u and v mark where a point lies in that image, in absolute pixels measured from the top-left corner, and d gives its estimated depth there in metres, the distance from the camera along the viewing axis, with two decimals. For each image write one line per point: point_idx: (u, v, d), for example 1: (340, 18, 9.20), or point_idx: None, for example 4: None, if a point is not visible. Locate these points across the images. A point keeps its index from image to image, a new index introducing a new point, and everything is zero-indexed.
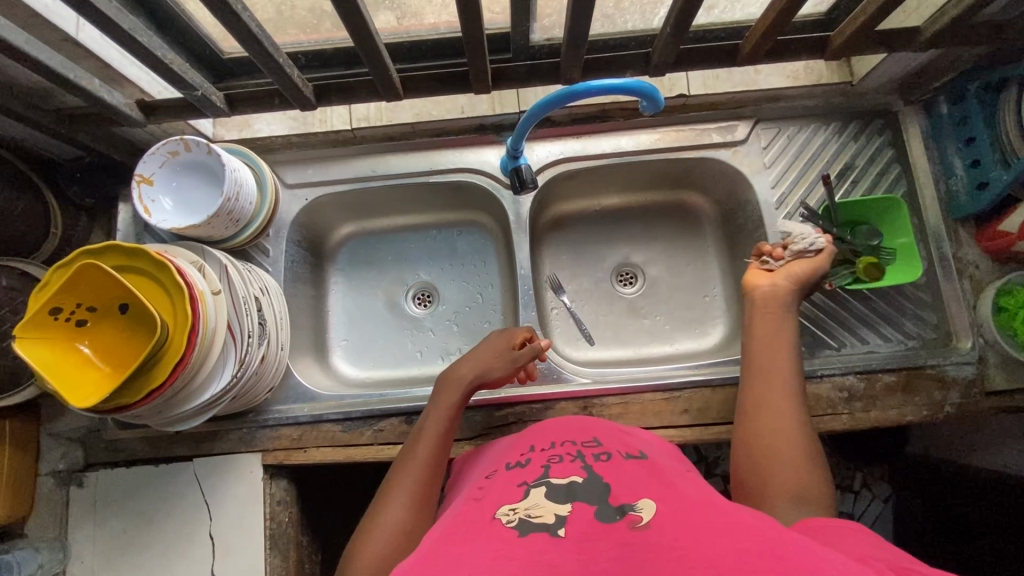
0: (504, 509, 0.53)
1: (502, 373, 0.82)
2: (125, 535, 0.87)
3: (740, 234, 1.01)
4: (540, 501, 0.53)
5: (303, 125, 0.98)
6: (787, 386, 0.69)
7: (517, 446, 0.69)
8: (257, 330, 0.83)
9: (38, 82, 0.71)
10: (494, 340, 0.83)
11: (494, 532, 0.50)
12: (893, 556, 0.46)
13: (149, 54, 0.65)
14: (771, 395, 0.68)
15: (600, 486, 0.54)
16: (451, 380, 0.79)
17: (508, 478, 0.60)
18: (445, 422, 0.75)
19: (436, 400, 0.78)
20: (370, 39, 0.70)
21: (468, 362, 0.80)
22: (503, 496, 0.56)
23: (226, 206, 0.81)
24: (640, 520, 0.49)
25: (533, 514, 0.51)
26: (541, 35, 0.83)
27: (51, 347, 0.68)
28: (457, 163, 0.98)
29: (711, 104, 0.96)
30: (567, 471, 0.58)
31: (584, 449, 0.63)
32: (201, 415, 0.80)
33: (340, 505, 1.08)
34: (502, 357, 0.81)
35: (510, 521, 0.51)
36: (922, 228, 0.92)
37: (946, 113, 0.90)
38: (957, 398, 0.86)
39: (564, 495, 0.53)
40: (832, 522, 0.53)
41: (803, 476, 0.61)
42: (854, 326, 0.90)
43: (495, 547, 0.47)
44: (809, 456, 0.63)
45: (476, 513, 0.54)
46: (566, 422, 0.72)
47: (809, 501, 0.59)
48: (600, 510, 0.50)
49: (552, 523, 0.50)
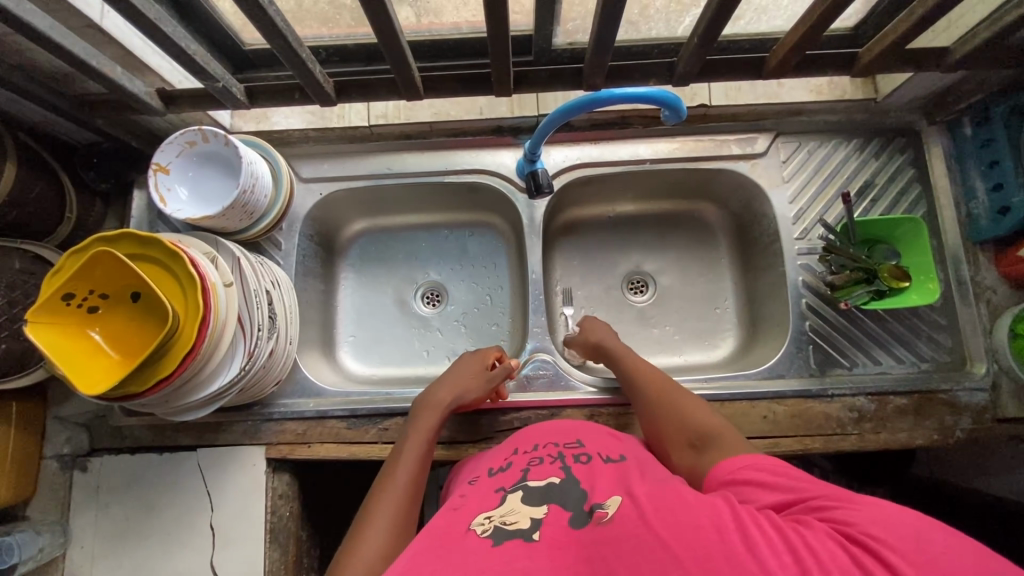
0: (480, 518, 0.54)
1: (479, 396, 0.83)
2: (126, 521, 0.87)
3: (754, 247, 1.00)
4: (516, 506, 0.54)
5: (320, 120, 0.97)
6: (643, 368, 0.81)
7: (502, 450, 0.69)
8: (267, 323, 0.83)
9: (59, 67, 0.71)
10: (466, 363, 0.86)
11: (471, 539, 0.51)
12: (809, 493, 0.51)
13: (173, 44, 0.65)
14: (638, 376, 0.80)
15: (575, 492, 0.56)
16: (430, 404, 0.80)
17: (487, 485, 0.61)
18: (425, 443, 0.75)
19: (415, 422, 0.78)
20: (394, 36, 0.69)
21: (445, 388, 0.82)
22: (482, 502, 0.57)
23: (243, 197, 0.81)
24: (605, 516, 0.51)
25: (509, 520, 0.52)
26: (564, 39, 0.83)
27: (61, 332, 0.68)
28: (474, 164, 0.98)
29: (732, 115, 0.95)
30: (545, 473, 0.60)
31: (565, 450, 0.64)
32: (207, 406, 0.80)
33: (341, 501, 1.08)
34: (479, 379, 0.84)
35: (485, 530, 0.51)
36: (941, 250, 0.91)
37: (970, 134, 0.89)
38: (968, 424, 0.85)
39: (539, 499, 0.55)
40: (745, 459, 0.58)
41: (694, 420, 0.71)
42: (868, 346, 0.89)
43: (473, 552, 0.48)
44: (692, 404, 0.73)
45: (455, 519, 0.55)
46: (554, 424, 0.72)
47: (710, 437, 0.67)
48: (574, 515, 0.52)
49: (527, 528, 0.51)
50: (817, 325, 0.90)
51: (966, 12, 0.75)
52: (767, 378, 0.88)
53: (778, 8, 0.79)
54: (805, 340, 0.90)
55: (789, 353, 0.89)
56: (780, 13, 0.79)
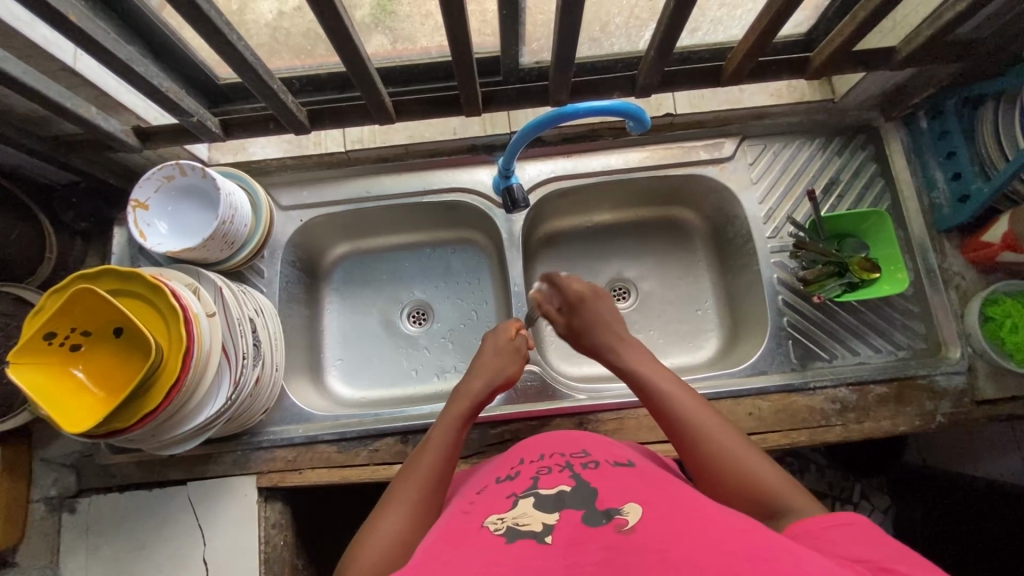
0: (492, 519, 0.54)
1: (513, 371, 0.85)
2: (117, 562, 0.86)
3: (730, 248, 1.03)
4: (528, 510, 0.54)
5: (298, 148, 0.99)
6: (691, 409, 0.69)
7: (507, 460, 0.69)
8: (252, 351, 0.83)
9: (34, 110, 0.72)
10: (490, 342, 0.87)
11: (482, 540, 0.51)
12: (883, 556, 0.48)
13: (147, 84, 0.66)
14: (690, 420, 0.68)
15: (588, 492, 0.55)
16: (463, 393, 0.80)
17: (497, 491, 0.60)
18: (455, 431, 0.75)
19: (447, 412, 0.78)
20: (363, 65, 0.72)
21: (474, 371, 0.84)
22: (492, 506, 0.57)
23: (221, 229, 0.82)
24: (626, 524, 0.49)
25: (521, 522, 0.52)
26: (530, 58, 0.86)
27: (45, 372, 0.68)
28: (451, 183, 1.00)
29: (699, 122, 0.98)
30: (555, 480, 0.58)
31: (573, 460, 0.63)
32: (196, 439, 0.80)
33: (339, 528, 1.06)
34: (508, 358, 0.85)
35: (498, 529, 0.52)
36: (908, 239, 0.93)
37: (927, 128, 0.93)
38: (949, 407, 0.87)
39: (552, 504, 0.54)
40: (833, 517, 0.54)
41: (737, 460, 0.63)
42: (845, 338, 0.91)
43: (484, 552, 0.48)
44: (757, 462, 0.63)
45: (465, 524, 0.55)
46: (557, 434, 0.71)
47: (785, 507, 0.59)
48: (587, 514, 0.51)
49: (540, 530, 0.50)
50: (794, 320, 0.92)
51: (909, 12, 0.79)
52: (750, 376, 0.90)
53: (733, 19, 0.82)
54: (784, 335, 0.92)
55: (770, 348, 0.91)
56: (734, 22, 0.82)
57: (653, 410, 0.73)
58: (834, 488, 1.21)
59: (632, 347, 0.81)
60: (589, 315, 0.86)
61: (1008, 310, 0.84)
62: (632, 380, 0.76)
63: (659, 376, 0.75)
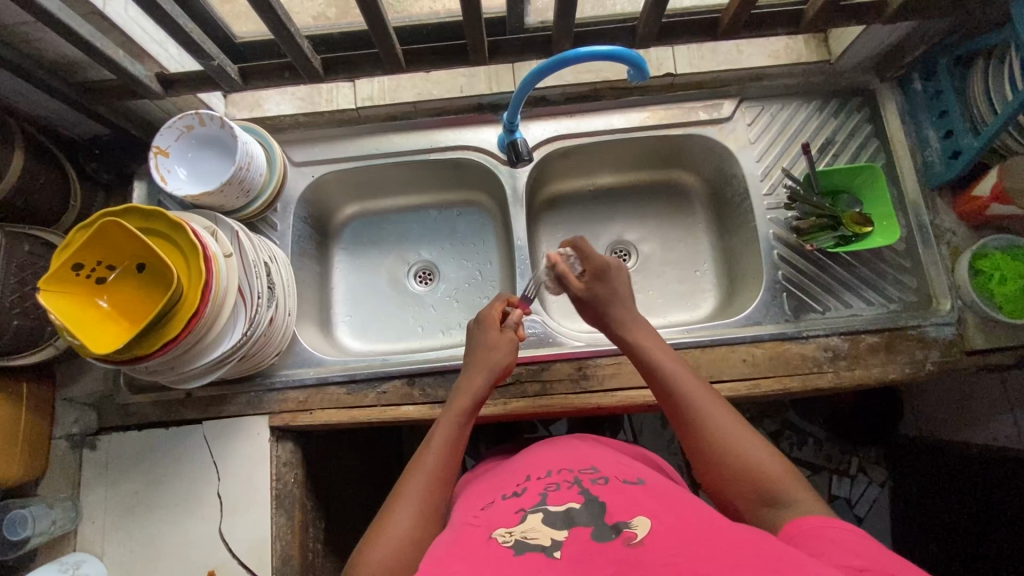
0: (501, 531, 0.59)
1: (509, 360, 0.84)
2: (135, 495, 0.89)
3: (728, 209, 1.06)
4: (537, 524, 0.58)
5: (311, 105, 1.04)
6: (696, 395, 0.71)
7: (511, 477, 0.73)
8: (267, 293, 0.87)
9: (62, 52, 0.76)
10: (485, 333, 0.86)
11: (490, 550, 0.55)
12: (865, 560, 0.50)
13: (170, 21, 0.70)
14: (691, 406, 0.71)
15: (596, 507, 0.59)
16: (464, 388, 0.80)
17: (506, 506, 0.65)
18: (456, 428, 0.76)
19: (447, 410, 0.79)
20: (376, 10, 0.75)
21: (471, 366, 0.83)
22: (501, 519, 0.62)
23: (239, 174, 0.86)
24: (634, 536, 0.54)
25: (529, 536, 0.56)
26: (535, 18, 0.89)
27: (68, 299, 0.72)
28: (456, 141, 1.03)
29: (698, 83, 1.01)
30: (564, 497, 0.62)
31: (581, 475, 0.67)
32: (212, 373, 0.84)
33: (348, 478, 1.10)
34: (500, 347, 0.84)
35: (506, 541, 0.56)
36: (901, 198, 0.96)
37: (921, 88, 0.95)
38: (938, 357, 0.89)
39: (562, 521, 0.58)
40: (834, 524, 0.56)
41: (741, 453, 0.65)
42: (838, 291, 0.94)
43: (495, 561, 0.53)
44: (755, 449, 0.66)
45: (476, 535, 0.60)
46: (565, 449, 0.76)
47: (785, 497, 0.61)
48: (597, 530, 0.56)
49: (549, 545, 0.55)
50: (789, 273, 0.95)
51: None
52: (744, 325, 0.93)
53: None
54: (779, 288, 0.95)
55: (765, 300, 0.94)
56: None
57: (657, 390, 0.75)
58: (831, 460, 1.28)
59: (642, 324, 0.81)
60: (615, 285, 0.83)
61: (997, 264, 0.88)
62: (638, 358, 0.78)
63: (664, 358, 0.76)
